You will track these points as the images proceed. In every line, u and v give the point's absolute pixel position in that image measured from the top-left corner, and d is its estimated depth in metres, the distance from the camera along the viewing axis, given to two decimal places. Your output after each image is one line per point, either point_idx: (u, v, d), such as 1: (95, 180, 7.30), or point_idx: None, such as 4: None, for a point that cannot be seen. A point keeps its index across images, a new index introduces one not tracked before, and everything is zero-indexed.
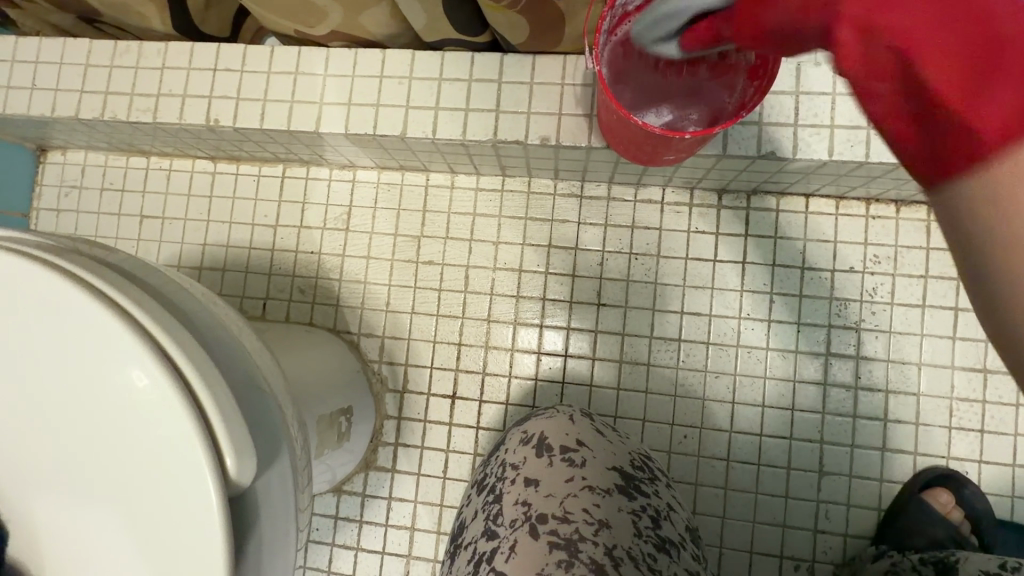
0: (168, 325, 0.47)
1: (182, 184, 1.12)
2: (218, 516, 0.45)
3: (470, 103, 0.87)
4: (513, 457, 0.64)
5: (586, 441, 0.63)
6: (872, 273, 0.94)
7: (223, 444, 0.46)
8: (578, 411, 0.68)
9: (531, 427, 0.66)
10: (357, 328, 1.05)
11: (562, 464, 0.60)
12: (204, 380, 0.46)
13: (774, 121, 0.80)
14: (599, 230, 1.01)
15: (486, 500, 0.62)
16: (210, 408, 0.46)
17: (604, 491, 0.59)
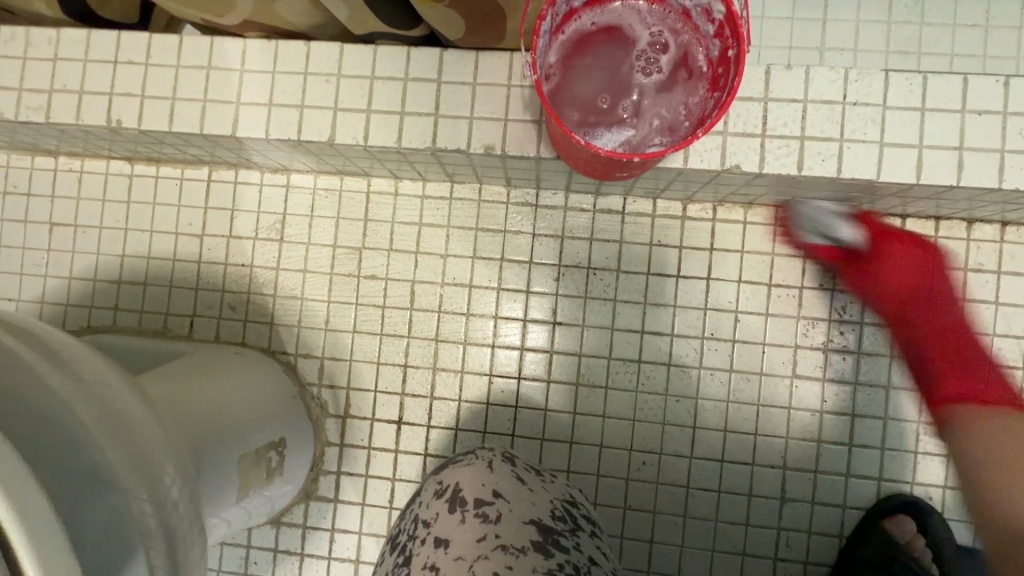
0: None
1: (95, 188, 1.01)
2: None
3: (405, 106, 0.78)
4: (426, 513, 0.64)
5: (502, 491, 0.63)
6: (842, 290, 0.89)
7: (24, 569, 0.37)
8: (499, 457, 0.68)
9: (447, 478, 0.66)
10: (295, 349, 0.97)
11: (475, 520, 0.60)
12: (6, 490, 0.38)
13: (739, 131, 0.73)
14: (555, 242, 0.94)
15: (396, 562, 0.62)
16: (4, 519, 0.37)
17: (518, 550, 0.58)
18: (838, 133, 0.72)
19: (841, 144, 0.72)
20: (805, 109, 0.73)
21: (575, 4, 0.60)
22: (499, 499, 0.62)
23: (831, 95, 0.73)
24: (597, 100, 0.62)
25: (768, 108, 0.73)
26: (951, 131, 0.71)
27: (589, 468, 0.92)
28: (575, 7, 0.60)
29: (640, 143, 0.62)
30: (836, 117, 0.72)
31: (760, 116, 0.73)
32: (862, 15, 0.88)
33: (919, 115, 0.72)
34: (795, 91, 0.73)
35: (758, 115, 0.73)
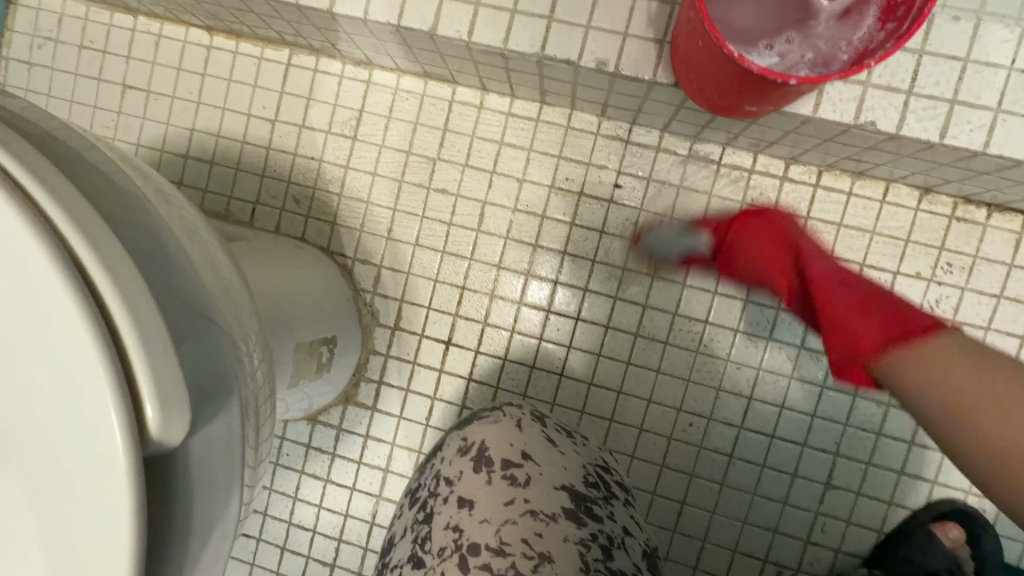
0: (84, 218, 0.37)
1: (172, 55, 0.97)
2: (127, 487, 0.37)
3: (518, 4, 0.71)
4: (448, 470, 0.61)
5: (532, 454, 0.60)
6: (939, 282, 0.83)
7: (139, 386, 0.37)
8: (528, 416, 0.65)
9: (472, 435, 0.63)
10: (353, 253, 0.95)
11: (502, 482, 0.58)
12: (125, 305, 0.37)
13: (884, 84, 0.66)
14: (640, 183, 0.89)
15: (416, 518, 0.60)
16: (127, 335, 0.37)
17: (549, 517, 0.56)
18: (995, 103, 0.65)
19: (996, 115, 0.65)
20: (964, 69, 0.65)
21: None
22: (528, 461, 0.59)
23: (996, 58, 0.65)
24: (747, 21, 0.57)
25: (921, 63, 0.65)
26: None
27: (633, 421, 0.90)
28: None
29: (785, 71, 0.57)
30: (997, 84, 0.65)
31: (911, 70, 0.65)
32: None
33: None
34: (957, 47, 0.65)
35: (909, 69, 0.66)
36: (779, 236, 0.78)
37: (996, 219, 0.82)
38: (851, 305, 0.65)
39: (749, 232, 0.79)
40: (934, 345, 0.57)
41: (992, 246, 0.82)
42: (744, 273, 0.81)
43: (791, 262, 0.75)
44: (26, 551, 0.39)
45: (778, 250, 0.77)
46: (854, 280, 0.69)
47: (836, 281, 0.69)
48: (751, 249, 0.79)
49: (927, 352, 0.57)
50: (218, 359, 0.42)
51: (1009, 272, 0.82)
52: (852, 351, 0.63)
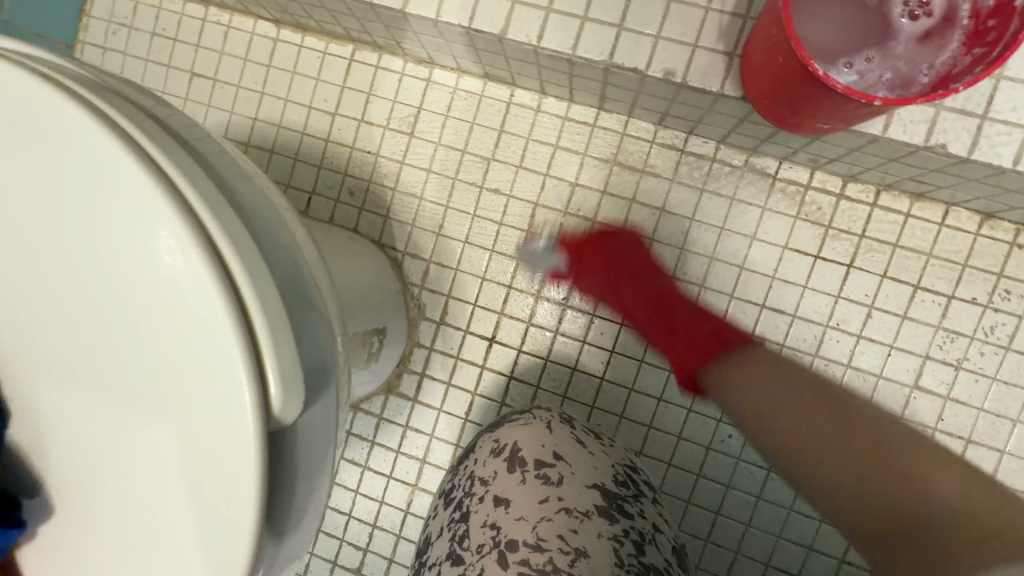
0: (214, 205, 0.40)
1: (239, 46, 1.00)
2: (253, 455, 0.40)
3: (589, 11, 0.72)
4: (482, 471, 0.63)
5: (564, 454, 0.62)
6: (996, 309, 0.82)
7: (266, 363, 0.40)
8: (557, 419, 0.67)
9: (503, 436, 0.65)
10: (404, 246, 0.97)
11: (535, 481, 0.59)
12: (253, 286, 0.40)
13: (958, 107, 0.65)
14: (692, 193, 0.89)
15: (452, 517, 0.62)
16: (256, 315, 0.39)
17: (582, 515, 0.57)
18: None
19: None
20: None
21: None
22: (560, 461, 0.61)
23: None
24: (826, 38, 0.57)
25: (999, 87, 0.65)
26: None
27: (671, 429, 0.91)
28: None
29: (865, 90, 0.56)
30: None
31: (987, 94, 0.65)
32: None
33: None
34: None
35: (985, 93, 0.65)
36: (605, 259, 0.88)
37: None
38: (678, 314, 0.81)
39: (590, 264, 0.89)
40: (749, 357, 0.73)
41: None
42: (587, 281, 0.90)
43: (639, 288, 0.86)
44: (148, 501, 0.43)
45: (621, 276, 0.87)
46: (678, 303, 0.83)
47: (669, 302, 0.83)
48: (618, 249, 0.88)
49: (737, 365, 0.72)
50: (324, 345, 0.44)
51: None
52: (682, 345, 0.79)
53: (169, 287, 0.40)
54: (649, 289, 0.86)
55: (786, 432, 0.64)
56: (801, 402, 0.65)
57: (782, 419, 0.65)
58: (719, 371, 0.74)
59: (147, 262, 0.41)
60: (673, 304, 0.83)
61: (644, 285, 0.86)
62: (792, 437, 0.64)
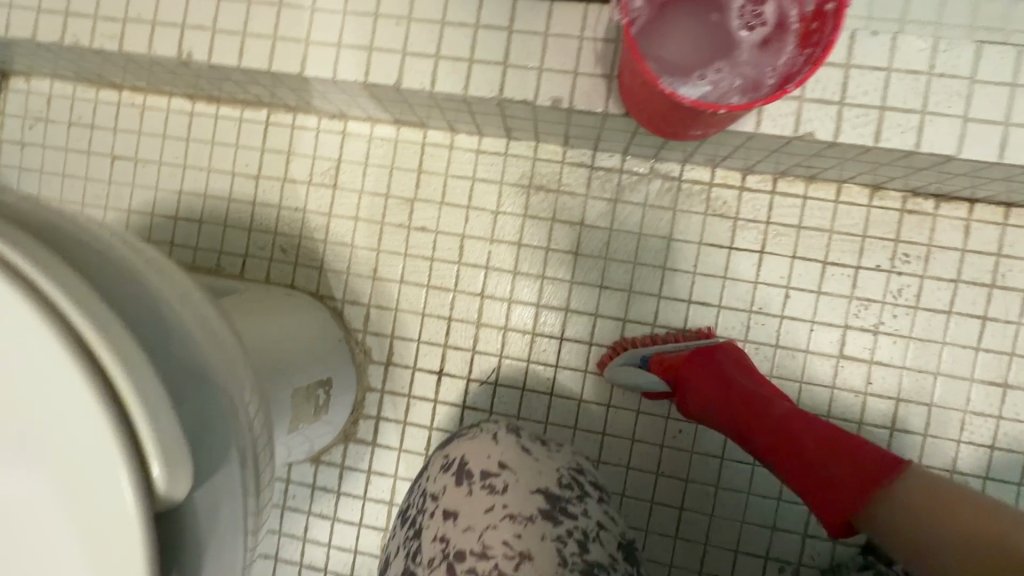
0: (85, 298, 0.42)
1: (156, 124, 1.03)
2: (140, 536, 0.41)
3: (475, 54, 0.77)
4: (433, 487, 0.63)
5: (509, 463, 0.62)
6: (899, 273, 0.87)
7: (146, 450, 0.41)
8: (504, 429, 0.67)
9: (452, 452, 0.65)
10: (342, 295, 0.99)
11: (482, 492, 0.60)
12: (128, 377, 0.41)
13: (817, 97, 0.71)
14: (607, 204, 0.93)
15: (407, 535, 0.62)
16: (132, 404, 0.41)
17: (525, 520, 0.58)
18: (920, 105, 0.70)
19: (922, 116, 0.70)
20: (889, 77, 0.70)
21: None
22: (505, 470, 0.61)
23: (916, 65, 0.70)
24: (679, 55, 0.62)
25: (849, 75, 0.71)
26: None
27: (624, 433, 0.93)
28: None
29: (719, 98, 0.61)
30: (920, 88, 0.70)
31: (840, 83, 0.71)
32: None
33: (1009, 91, 0.69)
34: (880, 58, 0.70)
35: (838, 82, 0.71)
36: None
37: (944, 209, 0.86)
38: (812, 461, 0.70)
39: None
40: (894, 494, 0.64)
41: (945, 234, 0.87)
42: None
43: None
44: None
45: (726, 391, 0.81)
46: (832, 432, 0.71)
47: (793, 432, 0.73)
48: (699, 392, 0.83)
49: (905, 498, 0.63)
50: (213, 416, 0.46)
51: (963, 257, 0.86)
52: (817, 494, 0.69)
53: (42, 374, 0.42)
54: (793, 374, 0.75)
55: (972, 533, 0.58)
56: (970, 507, 0.60)
57: (956, 537, 0.59)
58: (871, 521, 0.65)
59: (17, 354, 0.42)
60: None
61: (751, 433, 0.78)
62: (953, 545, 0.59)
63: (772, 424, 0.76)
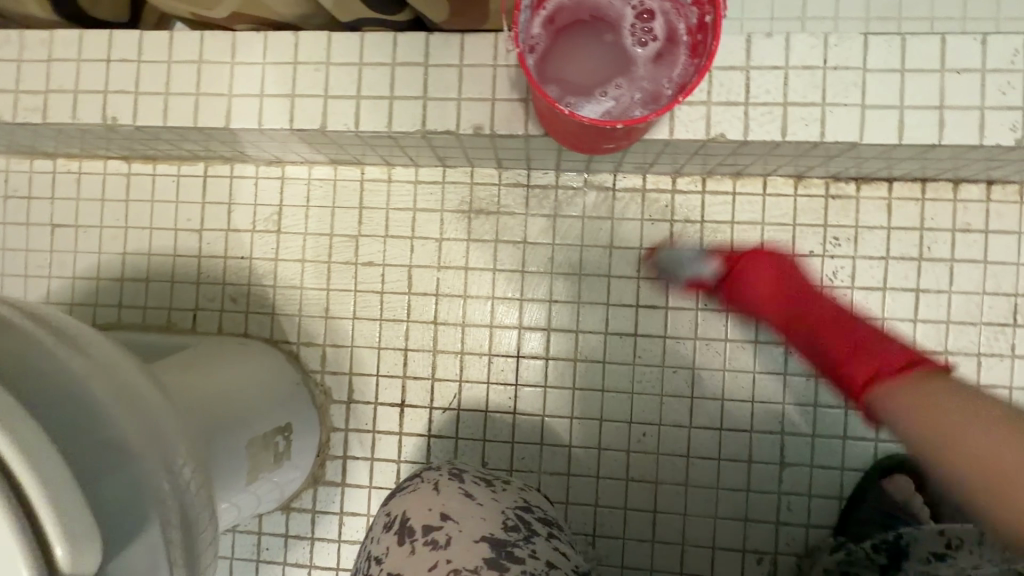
0: None
1: (94, 189, 1.03)
2: None
3: (394, 92, 0.79)
4: (377, 551, 0.63)
5: (451, 513, 0.63)
6: (832, 256, 0.91)
7: (44, 527, 0.40)
8: (447, 477, 0.68)
9: (396, 509, 0.66)
10: (296, 338, 0.99)
11: (424, 548, 0.60)
12: (22, 455, 0.40)
13: (723, 100, 0.74)
14: (547, 220, 0.95)
15: None
16: (26, 482, 0.40)
17: (470, 572, 0.58)
18: (819, 98, 0.73)
19: (823, 108, 0.73)
20: (787, 75, 0.74)
21: None
22: (448, 521, 0.62)
23: (811, 60, 0.73)
24: (580, 76, 0.65)
25: (750, 76, 0.74)
26: (931, 90, 0.72)
27: (590, 442, 0.94)
28: None
29: (622, 113, 0.64)
30: (818, 81, 0.73)
31: (743, 84, 0.74)
32: None
33: (899, 76, 0.72)
34: (777, 57, 0.74)
35: (741, 84, 0.74)
36: (778, 272, 0.85)
37: (865, 191, 0.90)
38: (846, 348, 0.70)
39: (755, 265, 0.86)
40: (933, 379, 0.60)
41: (870, 214, 0.90)
42: (744, 299, 0.87)
43: (792, 289, 0.83)
44: None
45: (781, 289, 0.84)
46: (851, 325, 0.72)
47: (834, 325, 0.74)
48: (750, 283, 0.86)
49: (920, 386, 0.60)
50: (126, 483, 0.47)
51: (889, 234, 0.90)
52: (849, 371, 0.67)
53: None
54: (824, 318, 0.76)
55: (972, 448, 0.52)
56: (995, 424, 0.53)
57: (943, 446, 0.54)
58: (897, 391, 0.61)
59: None
60: (805, 291, 0.82)
61: (794, 317, 0.80)
62: (974, 460, 0.52)
63: (811, 316, 0.78)
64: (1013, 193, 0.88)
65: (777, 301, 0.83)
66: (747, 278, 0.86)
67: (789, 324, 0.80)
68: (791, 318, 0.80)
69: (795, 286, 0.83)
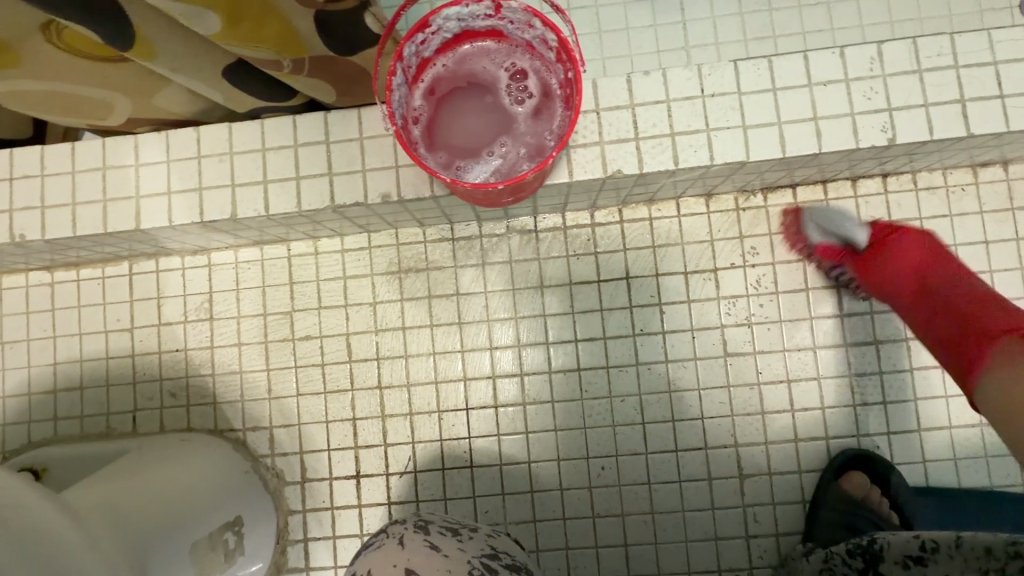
0: None
1: (17, 303, 1.00)
2: None
3: (299, 172, 0.80)
4: None
5: (417, 567, 0.61)
6: (753, 266, 0.94)
7: None
8: (412, 529, 0.66)
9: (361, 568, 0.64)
10: (242, 424, 0.97)
11: None
12: None
13: (614, 138, 0.77)
14: (476, 269, 0.96)
15: None
16: None
17: None
18: (703, 125, 0.77)
19: (708, 133, 0.76)
20: (670, 107, 0.77)
21: (426, 52, 0.66)
22: None
23: (689, 91, 0.77)
24: (466, 138, 0.67)
25: (636, 113, 0.77)
26: (804, 105, 0.76)
27: (551, 485, 0.93)
28: (427, 54, 0.66)
29: (510, 170, 0.66)
30: (699, 110, 0.77)
31: (630, 122, 0.77)
32: (716, 11, 0.95)
33: (772, 95, 0.76)
34: (657, 92, 0.77)
35: (629, 121, 0.78)
36: (933, 252, 0.83)
37: (773, 199, 0.94)
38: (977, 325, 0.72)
39: (902, 251, 0.84)
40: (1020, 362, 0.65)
41: (781, 221, 0.94)
42: (881, 274, 0.85)
43: (933, 276, 0.81)
44: None
45: (917, 270, 0.82)
46: (981, 310, 0.73)
47: (972, 307, 0.74)
48: (888, 267, 0.84)
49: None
50: None
51: (802, 238, 0.93)
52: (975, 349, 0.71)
53: None
54: (983, 313, 0.73)
55: None
56: None
57: None
58: (1011, 375, 0.65)
59: None
60: (975, 294, 0.76)
61: (928, 294, 0.80)
62: None
63: (942, 301, 0.78)
64: (907, 183, 0.93)
65: (920, 294, 0.81)
66: (882, 268, 0.85)
67: (921, 295, 0.81)
68: (919, 316, 0.81)
69: (942, 270, 0.81)
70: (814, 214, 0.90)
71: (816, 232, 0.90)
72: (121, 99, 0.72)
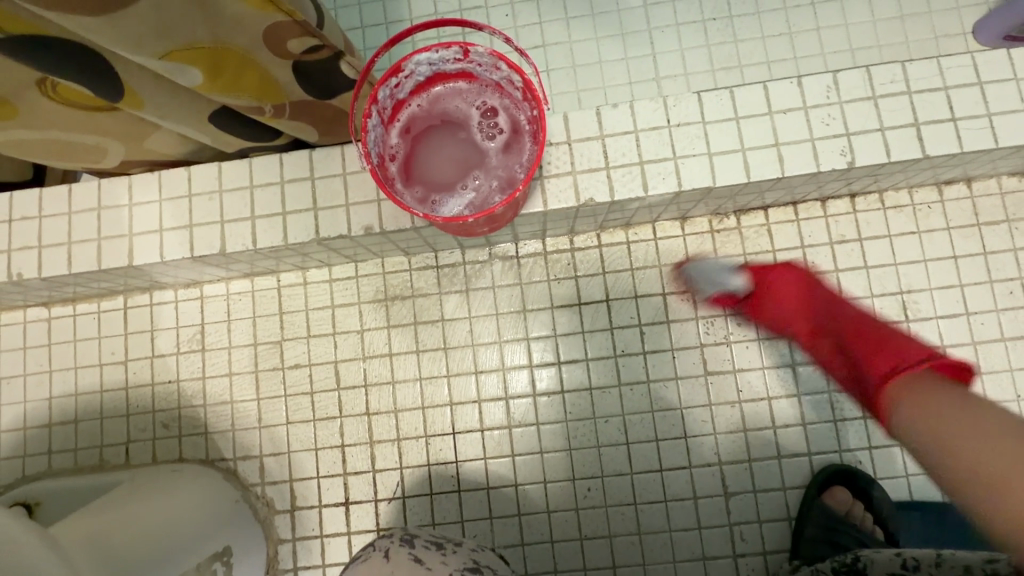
0: None
1: (15, 338, 1.03)
2: None
3: (285, 208, 0.83)
4: None
5: None
6: None
7: None
8: (398, 541, 0.67)
9: None
10: (232, 454, 0.98)
11: None
12: None
13: (586, 168, 0.81)
14: (460, 296, 0.99)
15: None
16: None
17: None
18: (670, 153, 0.80)
19: (675, 161, 0.80)
20: (638, 137, 0.81)
21: (402, 95, 0.71)
22: None
23: (656, 121, 0.81)
24: (441, 174, 0.71)
25: (606, 143, 0.81)
26: (766, 132, 0.80)
27: (539, 507, 0.94)
28: (403, 96, 0.71)
29: (483, 203, 0.69)
30: (666, 139, 0.80)
31: (600, 152, 0.81)
32: (684, 44, 1.00)
33: (735, 123, 0.80)
34: (625, 123, 0.81)
35: (599, 151, 0.81)
36: (801, 280, 0.82)
37: (745, 221, 0.97)
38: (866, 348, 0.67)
39: (782, 283, 0.83)
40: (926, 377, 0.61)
41: (754, 241, 0.96)
42: (771, 313, 0.85)
43: (820, 309, 0.78)
44: None
45: (807, 297, 0.81)
46: (873, 328, 0.69)
47: (854, 330, 0.71)
48: (776, 301, 0.84)
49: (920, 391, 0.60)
50: None
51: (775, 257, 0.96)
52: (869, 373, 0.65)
53: None
54: (873, 330, 0.69)
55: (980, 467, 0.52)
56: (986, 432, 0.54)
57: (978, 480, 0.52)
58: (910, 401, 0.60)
59: None
60: (851, 315, 0.74)
61: (822, 322, 0.77)
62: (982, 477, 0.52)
63: (841, 320, 0.74)
64: (875, 202, 0.96)
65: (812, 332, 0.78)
66: (773, 307, 0.84)
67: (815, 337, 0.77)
68: (806, 330, 0.79)
69: (823, 295, 0.79)
70: (699, 265, 0.94)
71: (707, 286, 0.94)
72: (113, 143, 0.76)
